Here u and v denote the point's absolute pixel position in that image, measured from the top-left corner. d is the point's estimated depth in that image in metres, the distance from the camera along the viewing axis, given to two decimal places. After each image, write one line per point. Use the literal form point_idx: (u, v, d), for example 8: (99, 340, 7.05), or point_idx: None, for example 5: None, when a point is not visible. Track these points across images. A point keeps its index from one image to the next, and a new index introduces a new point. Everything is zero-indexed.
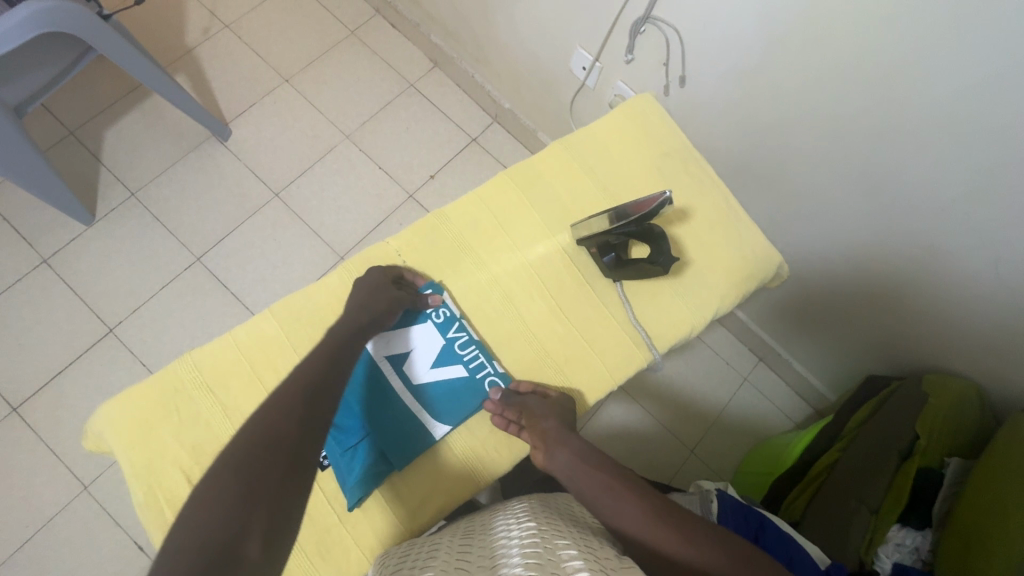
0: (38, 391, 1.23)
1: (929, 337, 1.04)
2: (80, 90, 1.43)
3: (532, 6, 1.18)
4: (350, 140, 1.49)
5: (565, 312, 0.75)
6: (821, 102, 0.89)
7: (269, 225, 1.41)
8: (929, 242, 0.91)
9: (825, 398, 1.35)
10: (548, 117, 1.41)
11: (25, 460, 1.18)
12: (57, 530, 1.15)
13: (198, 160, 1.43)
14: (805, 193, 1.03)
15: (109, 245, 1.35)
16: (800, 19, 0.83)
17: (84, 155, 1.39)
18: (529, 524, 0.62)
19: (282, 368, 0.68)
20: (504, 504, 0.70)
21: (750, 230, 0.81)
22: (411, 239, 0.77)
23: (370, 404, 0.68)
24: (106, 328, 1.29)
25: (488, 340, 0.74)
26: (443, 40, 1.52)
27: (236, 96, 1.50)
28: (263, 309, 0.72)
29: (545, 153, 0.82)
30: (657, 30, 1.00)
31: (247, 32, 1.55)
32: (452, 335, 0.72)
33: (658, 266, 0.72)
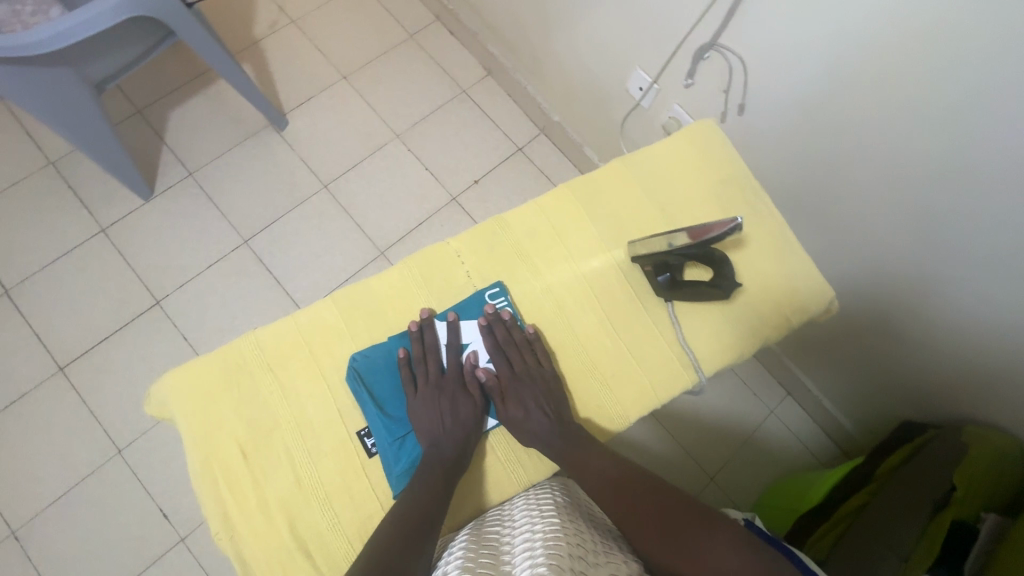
0: (84, 354, 1.28)
1: (974, 389, 1.01)
2: (151, 71, 1.50)
3: (594, 24, 1.21)
4: (400, 140, 1.53)
5: (615, 326, 0.76)
6: (880, 142, 0.89)
7: (316, 216, 1.45)
8: (983, 291, 0.90)
9: (853, 438, 1.33)
10: (598, 132, 1.43)
11: (66, 419, 1.23)
12: (88, 490, 1.19)
13: (255, 146, 1.49)
14: (855, 230, 1.03)
15: (163, 220, 1.40)
16: (869, 58, 0.83)
17: (148, 132, 1.45)
18: (551, 518, 0.64)
19: (338, 354, 0.71)
20: (529, 489, 0.72)
21: (803, 262, 0.81)
22: (470, 242, 0.79)
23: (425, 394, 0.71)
24: (153, 300, 1.34)
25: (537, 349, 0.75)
26: (499, 50, 1.55)
27: (295, 88, 1.55)
28: (324, 296, 0.74)
29: (606, 169, 0.84)
30: (721, 58, 1.02)
31: (312, 28, 1.61)
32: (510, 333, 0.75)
33: (720, 290, 0.73)
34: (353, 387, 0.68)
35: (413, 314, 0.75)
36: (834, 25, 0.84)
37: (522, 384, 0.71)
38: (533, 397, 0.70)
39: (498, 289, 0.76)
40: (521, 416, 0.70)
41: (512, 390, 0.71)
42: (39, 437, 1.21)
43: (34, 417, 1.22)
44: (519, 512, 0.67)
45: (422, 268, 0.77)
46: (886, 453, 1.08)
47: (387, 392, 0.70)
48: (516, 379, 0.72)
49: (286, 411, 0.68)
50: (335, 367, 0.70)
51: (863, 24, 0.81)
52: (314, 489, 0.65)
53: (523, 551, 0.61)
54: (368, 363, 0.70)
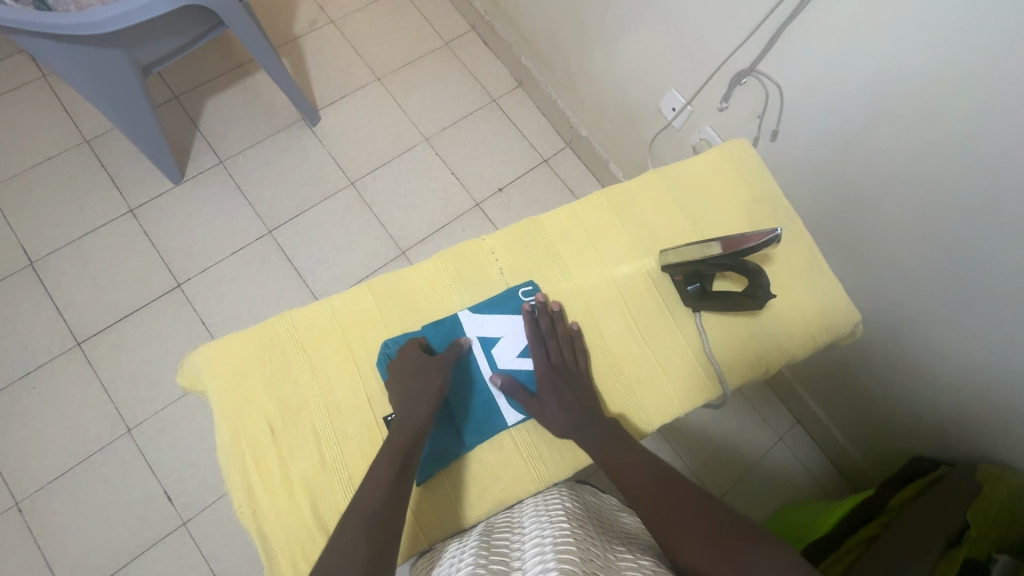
0: (103, 330, 1.29)
1: (991, 428, 1.01)
2: (192, 60, 1.53)
3: (631, 44, 1.23)
4: (429, 143, 1.56)
5: (645, 334, 0.77)
6: (910, 174, 0.90)
7: (340, 211, 1.47)
8: (1009, 329, 0.89)
9: (862, 470, 1.31)
10: (625, 149, 1.45)
11: (79, 393, 1.24)
12: (95, 466, 1.19)
13: (286, 139, 1.51)
14: (878, 260, 1.03)
15: (191, 205, 1.42)
16: (904, 92, 0.85)
17: (184, 118, 1.48)
18: (562, 524, 0.64)
19: (370, 339, 0.72)
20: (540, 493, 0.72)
21: (832, 284, 0.82)
22: (505, 240, 0.80)
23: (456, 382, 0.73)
24: (175, 282, 1.35)
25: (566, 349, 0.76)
26: (532, 63, 1.58)
27: (330, 86, 1.58)
28: (359, 283, 0.76)
29: (641, 180, 0.86)
30: (758, 84, 1.04)
31: (351, 30, 1.65)
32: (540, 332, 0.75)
33: (755, 299, 0.72)
34: (382, 372, 0.69)
35: (445, 306, 0.75)
36: (872, 57, 0.86)
37: (558, 376, 0.71)
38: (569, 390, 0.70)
39: (530, 288, 0.77)
40: (552, 406, 0.70)
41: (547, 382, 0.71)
42: (50, 409, 1.22)
43: (48, 389, 1.23)
44: (529, 519, 0.67)
45: (456, 262, 0.78)
46: (899, 488, 1.07)
47: None
48: (552, 370, 0.72)
49: (316, 392, 0.69)
50: (366, 353, 0.71)
51: (901, 60, 0.83)
52: (338, 470, 0.66)
53: (533, 557, 0.60)
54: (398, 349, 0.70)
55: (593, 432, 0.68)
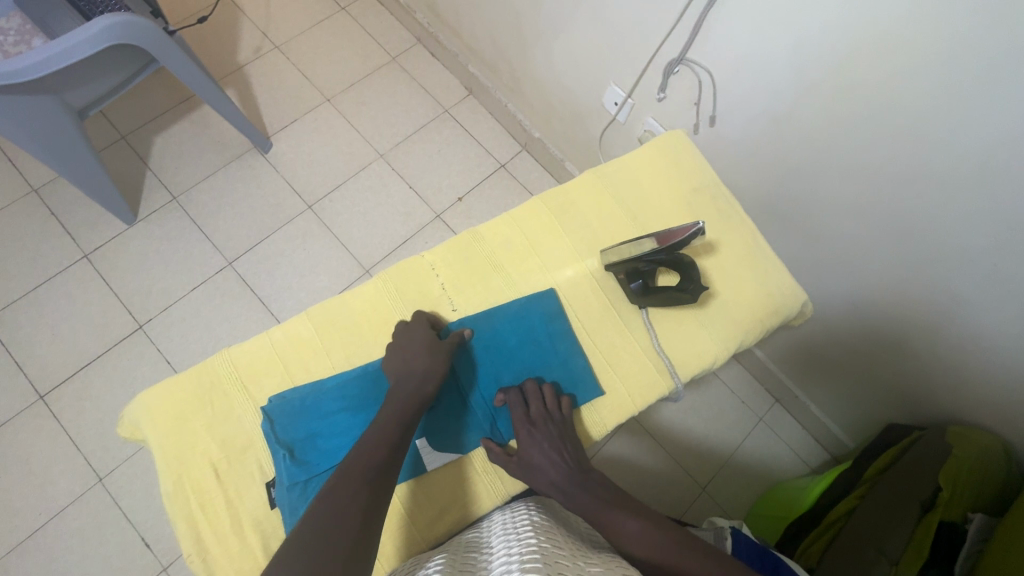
0: (64, 382, 1.26)
1: (952, 388, 1.03)
2: (134, 98, 1.51)
3: (569, 44, 1.24)
4: (384, 159, 1.55)
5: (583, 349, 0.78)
6: (846, 148, 0.92)
7: (300, 236, 1.45)
8: (954, 290, 0.91)
9: (842, 444, 1.32)
10: (577, 148, 1.46)
11: (46, 448, 1.21)
12: (67, 521, 1.16)
13: (239, 169, 1.50)
14: (828, 235, 1.05)
15: (146, 244, 1.40)
16: (829, 68, 0.86)
17: (133, 158, 1.46)
18: (530, 541, 0.64)
19: (312, 368, 0.73)
20: (506, 510, 0.73)
21: (776, 267, 0.84)
22: (444, 255, 0.81)
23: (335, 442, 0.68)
24: (136, 324, 1.33)
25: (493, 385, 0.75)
26: (479, 70, 1.58)
27: (279, 112, 1.57)
28: (300, 312, 0.77)
29: (578, 181, 0.87)
30: (690, 72, 1.05)
31: (296, 53, 1.64)
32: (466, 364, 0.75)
33: (688, 293, 0.76)
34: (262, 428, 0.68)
35: (387, 327, 0.76)
36: (793, 39, 0.87)
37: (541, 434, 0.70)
38: (546, 441, 0.70)
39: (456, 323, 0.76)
40: (530, 449, 0.70)
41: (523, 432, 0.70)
42: (16, 467, 1.19)
43: (13, 447, 1.20)
44: (497, 539, 0.67)
45: (397, 281, 0.79)
46: (873, 458, 1.08)
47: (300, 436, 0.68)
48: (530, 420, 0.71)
49: (258, 429, 0.70)
50: (307, 381, 0.72)
51: (822, 36, 0.84)
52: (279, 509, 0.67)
53: (501, 572, 0.59)
54: (313, 399, 0.69)
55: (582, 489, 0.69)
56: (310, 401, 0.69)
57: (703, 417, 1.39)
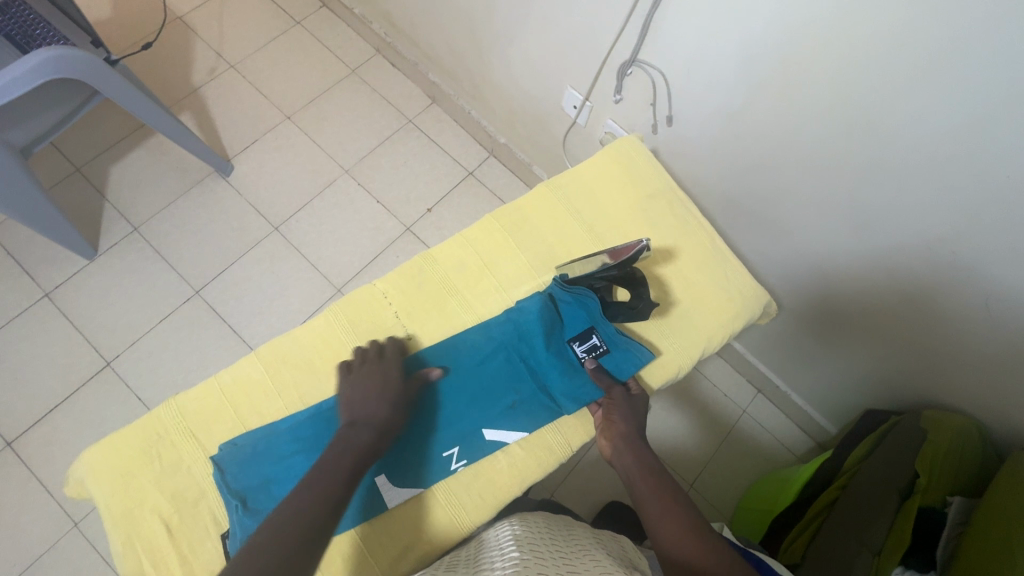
0: (32, 427, 1.23)
1: (924, 372, 1.03)
2: (86, 128, 1.47)
3: (526, 49, 1.22)
4: (349, 174, 1.52)
5: (579, 367, 0.76)
6: (803, 141, 0.91)
7: (268, 258, 1.42)
8: (918, 275, 0.92)
9: (825, 431, 1.32)
10: (543, 152, 1.44)
11: (17, 496, 1.18)
12: (44, 570, 1.13)
13: (200, 195, 1.46)
14: (792, 227, 1.04)
15: (109, 279, 1.36)
16: (780, 64, 0.85)
17: (89, 190, 1.42)
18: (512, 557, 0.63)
19: (264, 409, 0.72)
20: (488, 529, 0.71)
21: (736, 271, 0.84)
22: (397, 282, 0.80)
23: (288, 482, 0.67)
24: (103, 362, 1.29)
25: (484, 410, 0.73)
26: (440, 78, 1.56)
27: (238, 133, 1.53)
28: (250, 351, 0.76)
29: (532, 195, 0.86)
30: (644, 72, 1.04)
31: (252, 72, 1.60)
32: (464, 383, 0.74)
33: (638, 312, 0.77)
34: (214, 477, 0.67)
35: (340, 360, 0.75)
36: (742, 35, 0.86)
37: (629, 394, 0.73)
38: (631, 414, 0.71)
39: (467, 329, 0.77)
40: (618, 409, 0.72)
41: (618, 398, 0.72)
42: None
43: None
44: (482, 556, 0.66)
45: (349, 312, 0.77)
46: (853, 444, 1.07)
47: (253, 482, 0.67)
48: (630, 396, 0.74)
49: (211, 478, 0.69)
50: (261, 425, 0.71)
51: (767, 31, 0.83)
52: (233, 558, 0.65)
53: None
54: (262, 442, 0.68)
55: (633, 450, 0.68)
56: (260, 444, 0.68)
57: (686, 416, 1.38)
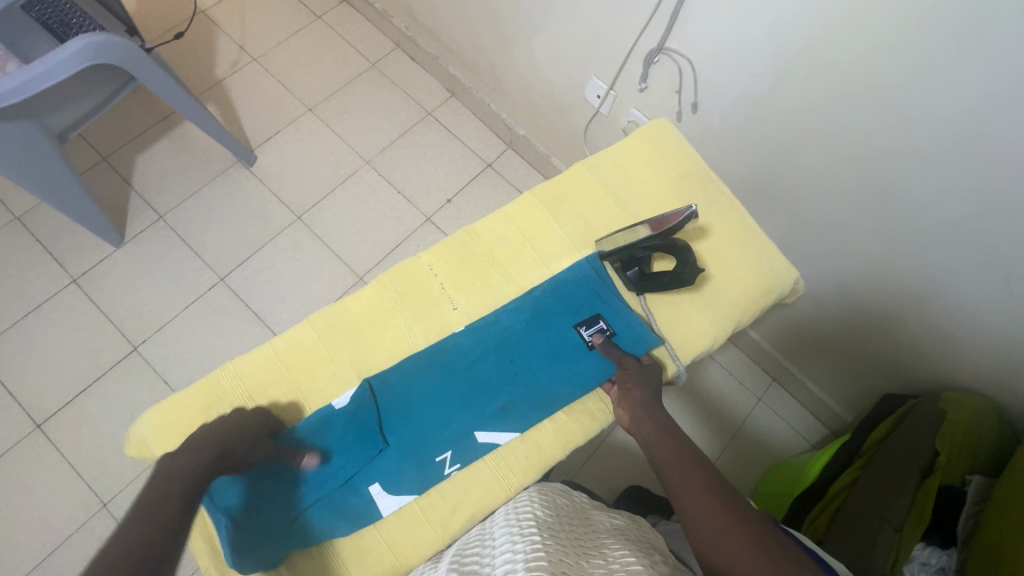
0: (61, 409, 1.25)
1: (942, 355, 1.05)
2: (113, 118, 1.50)
3: (549, 40, 1.25)
4: (370, 165, 1.55)
5: (589, 349, 0.77)
6: (827, 127, 0.94)
7: (291, 246, 1.45)
8: (937, 258, 0.94)
9: (841, 417, 1.34)
10: (563, 143, 1.47)
11: (46, 477, 1.19)
12: (73, 550, 1.15)
13: (225, 184, 1.49)
14: (813, 214, 1.07)
15: (136, 265, 1.39)
16: (805, 50, 0.88)
17: (116, 179, 1.44)
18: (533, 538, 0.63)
19: (318, 376, 0.74)
20: (508, 503, 0.72)
21: (766, 248, 0.86)
22: (441, 254, 0.83)
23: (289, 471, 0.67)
24: (130, 346, 1.32)
25: (503, 393, 0.74)
26: (460, 71, 1.58)
27: (261, 124, 1.56)
28: (302, 319, 0.78)
29: (568, 174, 0.89)
30: (669, 61, 1.06)
31: (275, 65, 1.63)
32: (479, 366, 0.75)
33: (684, 277, 0.77)
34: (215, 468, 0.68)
35: (388, 329, 0.77)
36: (768, 21, 0.89)
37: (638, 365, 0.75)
38: (646, 386, 0.73)
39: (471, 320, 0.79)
40: (633, 380, 0.73)
41: (632, 370, 0.74)
42: (17, 499, 1.17)
43: (11, 479, 1.18)
44: (500, 535, 0.66)
45: (396, 284, 0.80)
46: (872, 426, 1.10)
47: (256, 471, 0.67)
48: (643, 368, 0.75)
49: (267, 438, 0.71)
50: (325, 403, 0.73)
51: (793, 19, 0.86)
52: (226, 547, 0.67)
53: (505, 572, 0.59)
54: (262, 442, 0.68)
55: (652, 416, 0.71)
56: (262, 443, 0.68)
57: (704, 402, 1.40)
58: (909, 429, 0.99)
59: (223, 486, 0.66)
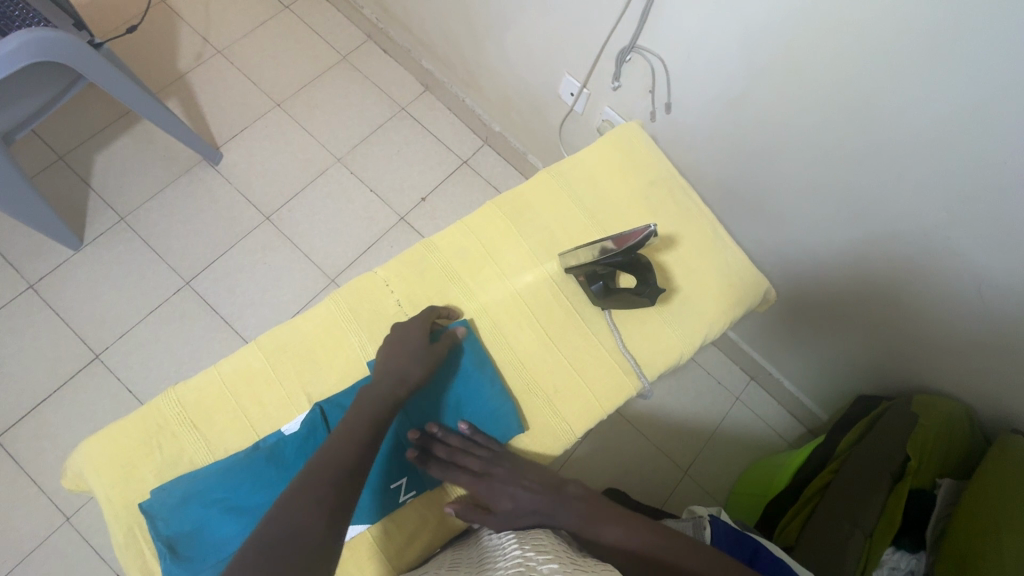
0: (20, 420, 1.20)
1: (915, 357, 1.05)
2: (70, 115, 1.43)
3: (522, 34, 1.21)
4: (342, 163, 1.50)
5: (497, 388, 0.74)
6: (801, 129, 0.91)
7: (260, 248, 1.40)
8: (912, 264, 0.93)
9: (816, 416, 1.34)
10: (538, 140, 1.43)
11: (5, 491, 1.15)
12: (36, 565, 1.12)
13: (189, 184, 1.43)
14: (789, 217, 1.05)
15: (97, 269, 1.34)
16: (778, 52, 0.85)
17: (73, 179, 1.38)
18: (514, 553, 0.62)
19: (266, 401, 0.71)
20: (491, 525, 0.71)
21: (735, 257, 0.84)
22: (399, 269, 0.79)
23: (230, 504, 0.64)
24: (92, 354, 1.27)
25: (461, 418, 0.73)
26: (434, 65, 1.54)
27: (227, 120, 1.50)
28: (250, 341, 0.75)
29: (533, 182, 0.86)
30: (642, 59, 1.03)
31: (240, 58, 1.57)
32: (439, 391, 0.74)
33: (644, 297, 0.77)
34: (154, 499, 0.65)
35: (341, 350, 0.74)
36: (742, 21, 0.86)
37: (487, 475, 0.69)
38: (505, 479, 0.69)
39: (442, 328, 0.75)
40: (483, 482, 0.69)
41: (482, 469, 0.70)
42: None
43: None
44: (486, 557, 0.65)
45: (352, 301, 0.77)
46: (845, 429, 1.09)
47: (202, 502, 0.64)
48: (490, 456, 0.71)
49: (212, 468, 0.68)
50: (272, 430, 0.70)
51: (765, 18, 0.83)
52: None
53: None
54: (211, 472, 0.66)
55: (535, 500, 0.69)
56: (211, 472, 0.66)
57: (652, 420, 1.37)
58: (885, 431, 0.97)
59: (161, 517, 0.64)
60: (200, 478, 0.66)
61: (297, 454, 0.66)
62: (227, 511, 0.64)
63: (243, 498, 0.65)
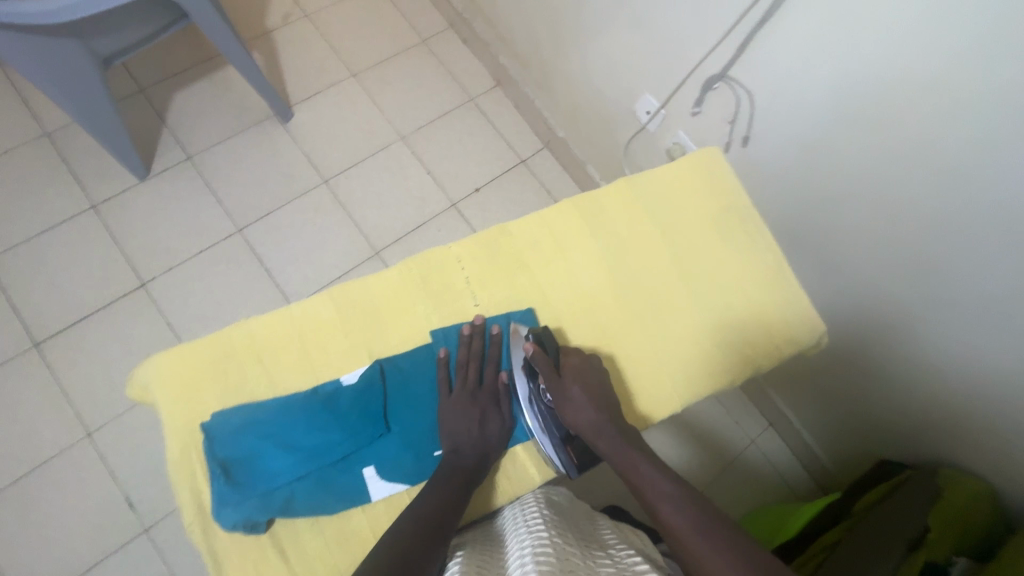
0: (61, 331, 1.25)
1: (948, 430, 1.04)
2: (158, 51, 1.48)
3: (607, 46, 1.23)
4: (405, 142, 1.53)
5: None
6: (876, 184, 0.92)
7: (312, 210, 1.43)
8: (961, 336, 0.92)
9: (831, 474, 1.33)
10: (600, 152, 1.45)
11: (34, 396, 1.19)
12: (50, 473, 1.15)
13: (257, 135, 1.47)
14: (844, 269, 1.05)
15: (157, 201, 1.38)
16: (868, 103, 0.86)
17: (151, 112, 1.43)
18: (540, 535, 0.64)
19: (329, 349, 0.74)
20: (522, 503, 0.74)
21: (795, 296, 0.86)
22: (472, 248, 0.81)
23: (285, 440, 0.68)
24: (138, 282, 1.31)
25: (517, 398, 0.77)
26: (510, 62, 1.57)
27: (303, 82, 1.54)
28: (322, 290, 0.78)
29: (610, 188, 0.87)
30: (729, 90, 1.04)
31: (326, 25, 1.61)
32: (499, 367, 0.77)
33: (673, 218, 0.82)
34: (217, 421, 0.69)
35: (407, 315, 0.77)
36: (837, 67, 0.87)
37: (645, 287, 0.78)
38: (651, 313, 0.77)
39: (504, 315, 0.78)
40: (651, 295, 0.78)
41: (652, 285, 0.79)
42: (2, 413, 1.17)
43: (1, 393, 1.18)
44: (512, 534, 0.66)
45: (422, 270, 0.79)
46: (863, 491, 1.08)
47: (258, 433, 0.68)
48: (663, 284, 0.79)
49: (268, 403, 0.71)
50: (333, 377, 0.73)
51: (863, 68, 0.84)
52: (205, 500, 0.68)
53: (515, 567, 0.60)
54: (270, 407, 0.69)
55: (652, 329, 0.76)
56: (271, 407, 0.69)
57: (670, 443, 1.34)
58: (904, 500, 0.96)
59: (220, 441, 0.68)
60: (260, 410, 0.69)
61: (353, 406, 0.69)
62: (280, 446, 0.67)
63: (299, 437, 0.68)
